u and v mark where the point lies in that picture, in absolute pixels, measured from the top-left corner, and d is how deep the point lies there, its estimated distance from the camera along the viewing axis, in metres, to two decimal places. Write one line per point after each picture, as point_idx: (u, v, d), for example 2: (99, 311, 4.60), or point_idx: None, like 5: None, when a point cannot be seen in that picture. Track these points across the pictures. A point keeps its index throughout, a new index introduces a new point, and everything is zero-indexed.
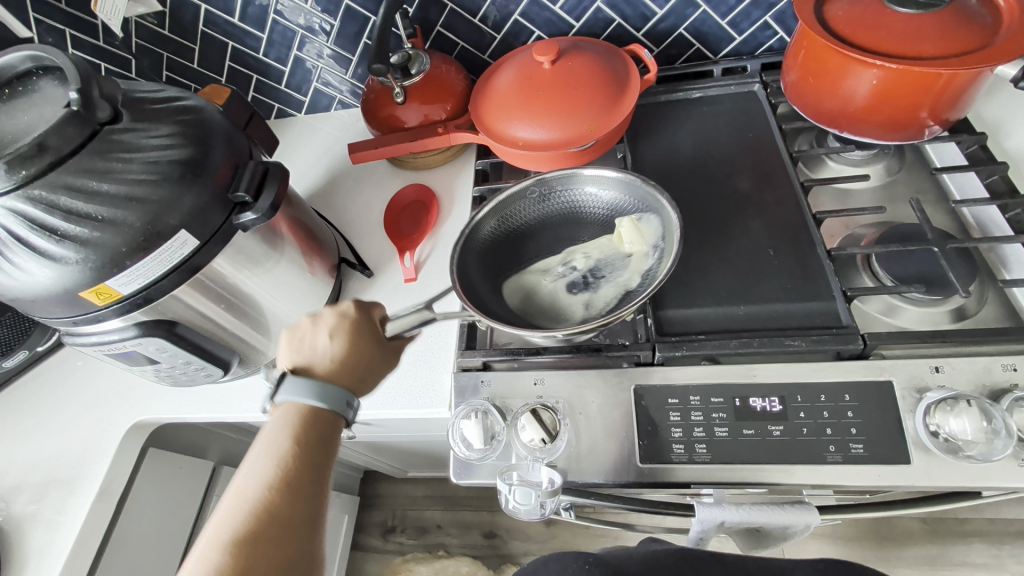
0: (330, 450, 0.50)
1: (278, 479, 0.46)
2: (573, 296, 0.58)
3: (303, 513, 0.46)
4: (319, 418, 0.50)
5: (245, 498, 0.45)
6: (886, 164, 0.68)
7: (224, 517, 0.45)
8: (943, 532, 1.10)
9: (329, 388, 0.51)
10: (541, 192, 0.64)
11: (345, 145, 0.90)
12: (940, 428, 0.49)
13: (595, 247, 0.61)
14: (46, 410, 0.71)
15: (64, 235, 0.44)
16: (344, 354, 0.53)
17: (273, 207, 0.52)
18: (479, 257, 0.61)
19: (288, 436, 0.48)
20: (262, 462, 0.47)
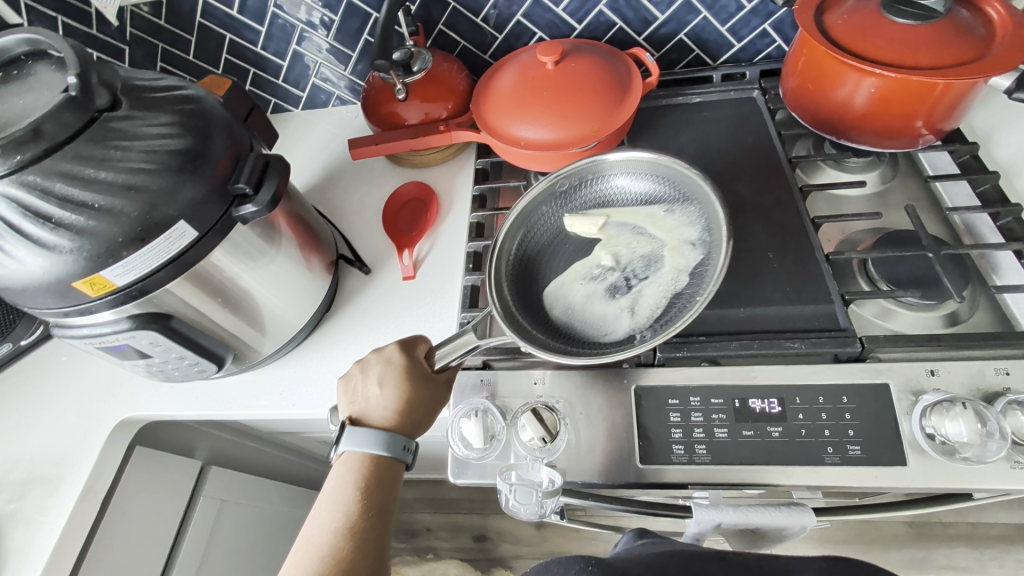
0: (391, 496, 0.50)
1: (344, 526, 0.48)
2: (615, 300, 0.57)
3: (369, 560, 0.47)
4: (379, 466, 0.51)
5: (315, 544, 0.47)
6: (882, 171, 0.69)
7: (297, 562, 0.47)
8: (928, 536, 1.12)
9: (388, 437, 0.52)
10: (570, 186, 0.63)
11: (343, 141, 0.89)
12: (935, 430, 0.49)
13: (634, 245, 0.59)
14: (29, 406, 0.69)
15: (59, 223, 0.43)
16: (397, 400, 0.53)
17: (273, 200, 0.51)
18: (514, 261, 0.60)
19: (352, 482, 0.50)
20: (329, 509, 0.49)
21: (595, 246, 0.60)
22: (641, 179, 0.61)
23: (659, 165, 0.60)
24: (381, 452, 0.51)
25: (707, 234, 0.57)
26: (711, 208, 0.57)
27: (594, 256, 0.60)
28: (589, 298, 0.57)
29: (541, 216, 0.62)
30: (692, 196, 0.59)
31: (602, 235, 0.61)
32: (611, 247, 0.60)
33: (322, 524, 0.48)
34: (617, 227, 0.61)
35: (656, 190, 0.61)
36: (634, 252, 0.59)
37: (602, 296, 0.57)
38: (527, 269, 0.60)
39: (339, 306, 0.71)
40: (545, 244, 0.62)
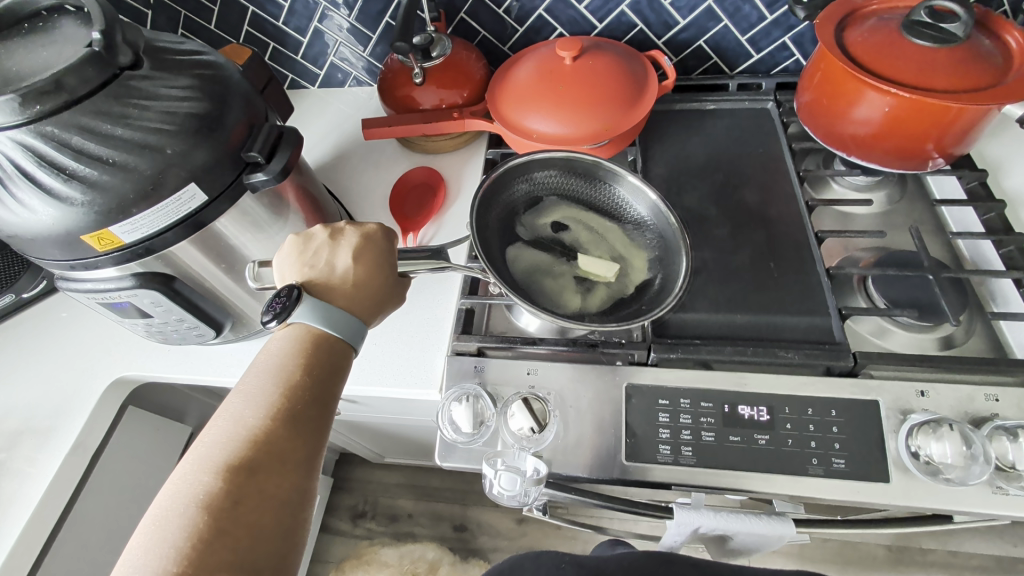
0: (334, 384, 0.49)
1: (280, 407, 0.45)
2: (570, 287, 0.57)
3: (301, 444, 0.44)
4: (328, 341, 0.49)
5: (241, 423, 0.44)
6: (888, 192, 0.70)
7: (220, 434, 0.44)
8: (906, 561, 1.12)
9: (348, 318, 0.51)
10: (579, 173, 0.64)
11: (356, 121, 0.90)
12: (920, 449, 0.50)
13: (599, 249, 0.60)
14: (26, 357, 0.69)
15: (72, 175, 0.43)
16: (361, 275, 0.53)
17: (284, 170, 0.51)
18: (503, 205, 0.61)
19: (296, 363, 0.47)
20: (264, 387, 0.46)
21: (560, 234, 0.61)
22: (626, 197, 0.63)
23: (645, 194, 0.62)
24: (336, 329, 0.50)
25: (664, 266, 0.58)
26: (676, 249, 0.58)
27: (552, 236, 0.61)
28: (545, 274, 0.58)
29: (528, 185, 0.63)
30: (660, 230, 0.61)
31: (572, 227, 0.62)
32: (573, 240, 0.61)
33: (253, 403, 0.45)
34: (587, 228, 0.62)
35: (636, 211, 0.62)
36: (595, 252, 0.60)
37: (555, 279, 0.58)
38: (499, 223, 0.60)
39: None
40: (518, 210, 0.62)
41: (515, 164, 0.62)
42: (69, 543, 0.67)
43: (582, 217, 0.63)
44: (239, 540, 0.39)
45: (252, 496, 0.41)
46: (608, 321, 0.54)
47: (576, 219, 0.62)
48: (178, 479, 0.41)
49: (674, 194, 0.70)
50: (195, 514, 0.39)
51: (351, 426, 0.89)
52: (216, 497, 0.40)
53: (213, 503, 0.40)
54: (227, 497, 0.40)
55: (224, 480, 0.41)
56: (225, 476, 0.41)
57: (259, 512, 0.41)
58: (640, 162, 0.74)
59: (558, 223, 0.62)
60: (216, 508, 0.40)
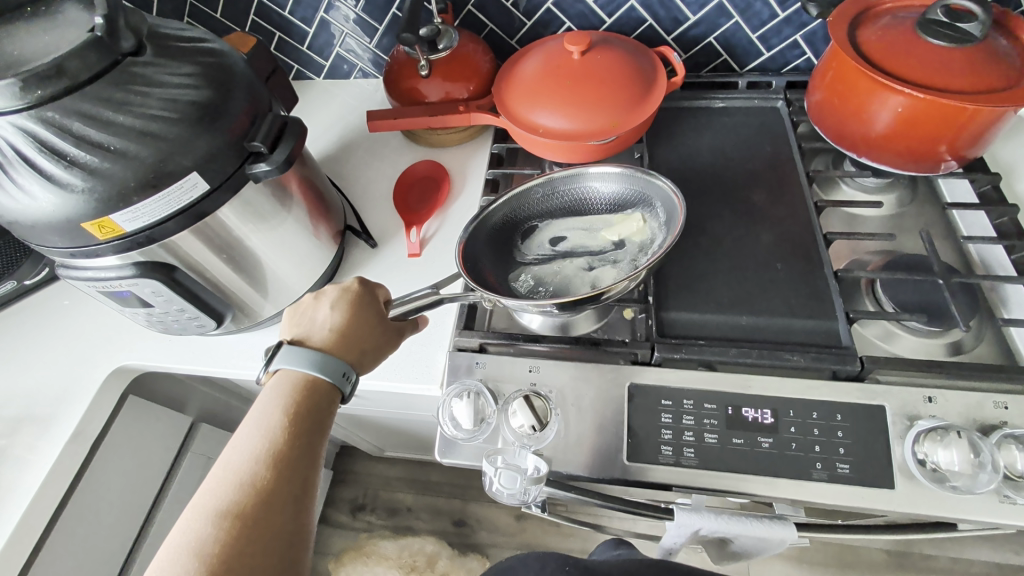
0: (323, 426, 0.49)
1: (270, 455, 0.45)
2: (580, 278, 0.59)
3: (294, 491, 0.44)
4: (314, 387, 0.49)
5: (234, 470, 0.44)
6: (898, 195, 0.69)
7: (212, 488, 0.43)
8: (906, 566, 1.12)
9: (329, 359, 0.51)
10: (548, 188, 0.63)
11: (361, 113, 0.89)
12: (927, 457, 0.49)
13: (601, 238, 0.61)
14: (27, 344, 0.69)
15: (73, 162, 0.43)
16: (343, 323, 0.52)
17: (287, 161, 0.51)
18: (489, 244, 0.61)
19: (283, 411, 0.47)
20: (253, 435, 0.46)
21: (563, 245, 0.62)
22: (599, 182, 0.63)
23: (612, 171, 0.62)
24: (317, 371, 0.50)
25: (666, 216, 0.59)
26: (670, 202, 0.59)
27: (554, 250, 0.62)
28: (559, 285, 0.59)
29: (508, 218, 0.62)
30: (644, 196, 0.61)
31: (571, 237, 0.62)
32: (572, 244, 0.61)
33: (244, 453, 0.45)
34: (583, 228, 0.62)
35: (611, 190, 0.62)
36: (593, 245, 0.61)
37: (570, 282, 0.59)
38: (495, 253, 0.60)
39: (343, 276, 0.71)
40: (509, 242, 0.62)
41: (484, 213, 0.60)
42: (68, 530, 0.67)
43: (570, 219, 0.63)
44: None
45: (251, 549, 0.41)
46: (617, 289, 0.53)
47: (566, 225, 0.63)
48: (176, 530, 0.42)
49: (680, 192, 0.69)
50: (194, 566, 0.39)
51: (351, 420, 0.89)
52: (214, 553, 0.40)
53: (210, 553, 0.40)
54: (224, 545, 0.40)
55: (221, 535, 0.41)
56: (222, 532, 0.41)
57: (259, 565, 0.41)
58: (646, 160, 0.73)
59: (552, 236, 0.62)
60: (213, 558, 0.40)
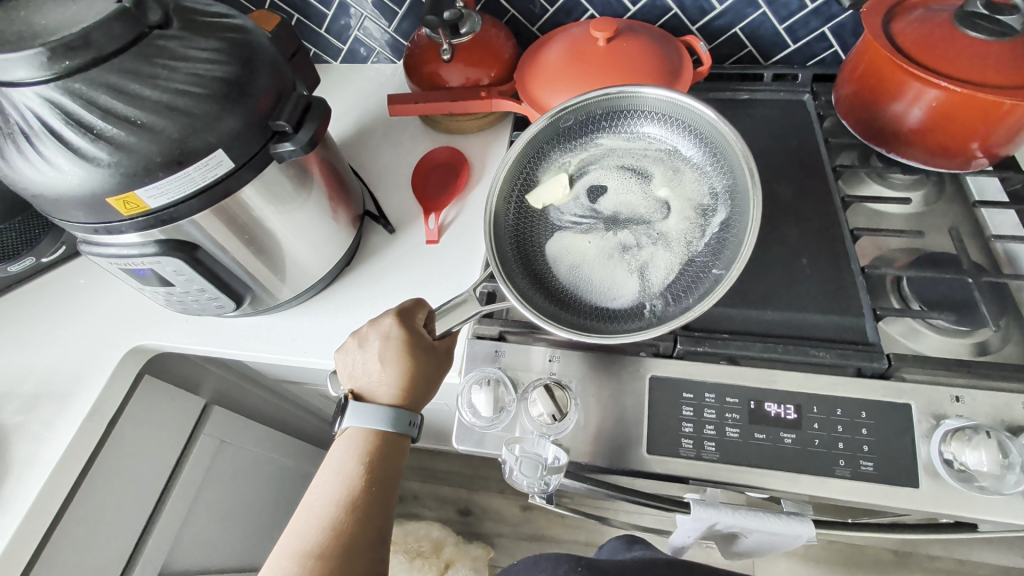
0: (394, 474, 0.50)
1: (347, 502, 0.47)
2: (618, 263, 0.55)
3: (369, 539, 0.46)
4: (384, 442, 0.50)
5: (315, 517, 0.47)
6: (925, 192, 0.67)
7: (298, 532, 0.46)
8: (912, 566, 1.12)
9: (395, 414, 0.51)
10: (591, 119, 0.60)
11: (379, 98, 0.88)
12: (954, 457, 0.48)
13: (642, 199, 0.58)
14: (43, 322, 0.69)
15: (99, 135, 0.42)
16: (404, 379, 0.51)
17: (312, 142, 0.50)
18: (518, 194, 0.59)
19: (358, 459, 0.49)
20: (332, 481, 0.48)
21: (600, 198, 0.59)
22: (655, 127, 0.59)
23: (676, 116, 0.58)
24: (382, 425, 0.51)
25: (728, 189, 0.56)
26: (737, 171, 0.55)
27: (593, 207, 0.59)
28: (594, 259, 0.56)
29: (547, 160, 0.60)
30: (709, 153, 0.57)
31: (610, 186, 0.59)
32: (615, 202, 0.58)
33: (324, 498, 0.48)
34: (624, 178, 0.59)
35: (670, 140, 0.59)
36: (639, 208, 0.58)
37: (608, 255, 0.56)
38: (524, 210, 0.59)
39: (360, 261, 0.70)
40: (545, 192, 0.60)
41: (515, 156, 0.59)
42: (85, 508, 0.68)
43: (618, 169, 0.59)
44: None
45: None
46: (672, 310, 0.53)
47: (612, 175, 0.59)
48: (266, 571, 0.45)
49: None
50: None
51: None
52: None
53: None
54: None
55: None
56: None
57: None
58: None
59: (593, 188, 0.59)
60: None
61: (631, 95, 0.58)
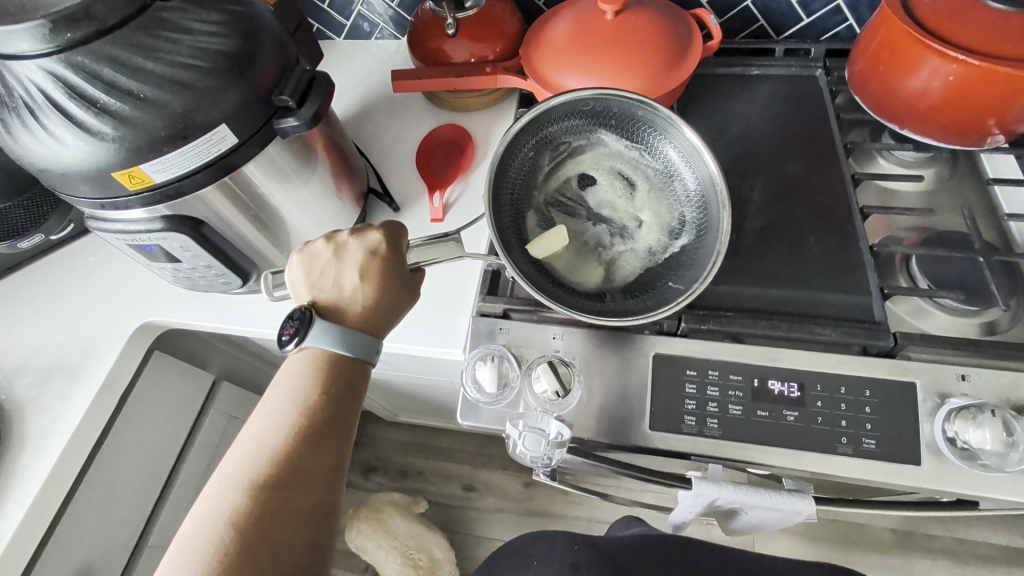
0: (352, 402, 0.49)
1: (301, 427, 0.46)
2: (585, 256, 0.56)
3: (323, 465, 0.46)
4: (348, 361, 0.50)
5: (267, 444, 0.45)
6: (938, 170, 0.66)
7: (246, 457, 0.45)
8: (911, 544, 1.13)
9: (361, 337, 0.51)
10: (619, 113, 0.58)
11: (382, 74, 0.87)
12: (957, 435, 0.49)
13: (622, 206, 0.59)
14: (54, 298, 0.70)
15: (103, 109, 0.42)
16: (376, 295, 0.52)
17: (315, 117, 0.50)
18: (529, 156, 0.58)
19: (314, 384, 0.48)
20: (284, 407, 0.47)
21: (586, 189, 0.59)
22: (670, 148, 0.57)
23: (695, 150, 0.56)
24: (347, 349, 0.50)
25: (698, 225, 0.56)
26: (713, 214, 0.55)
27: (578, 194, 0.59)
28: (561, 245, 0.57)
29: (559, 131, 0.59)
30: (701, 191, 0.56)
31: (600, 181, 0.59)
32: (599, 198, 0.59)
33: (276, 423, 0.46)
34: (617, 179, 0.59)
35: (677, 166, 0.57)
36: (619, 212, 0.58)
37: (576, 245, 0.57)
38: (524, 175, 0.58)
39: None
40: (545, 164, 0.59)
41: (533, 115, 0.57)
42: (102, 478, 0.70)
43: (616, 167, 0.59)
44: (270, 563, 0.41)
45: (281, 521, 0.43)
46: (629, 305, 0.53)
47: (609, 172, 0.59)
48: (211, 495, 0.44)
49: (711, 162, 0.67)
50: (226, 534, 0.41)
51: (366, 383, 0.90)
52: (243, 519, 0.42)
53: (241, 522, 0.42)
54: (255, 515, 0.42)
55: (249, 504, 0.43)
56: (254, 504, 0.42)
57: (286, 533, 0.43)
58: None
59: (586, 176, 0.60)
60: (244, 528, 0.42)
61: (662, 112, 0.56)
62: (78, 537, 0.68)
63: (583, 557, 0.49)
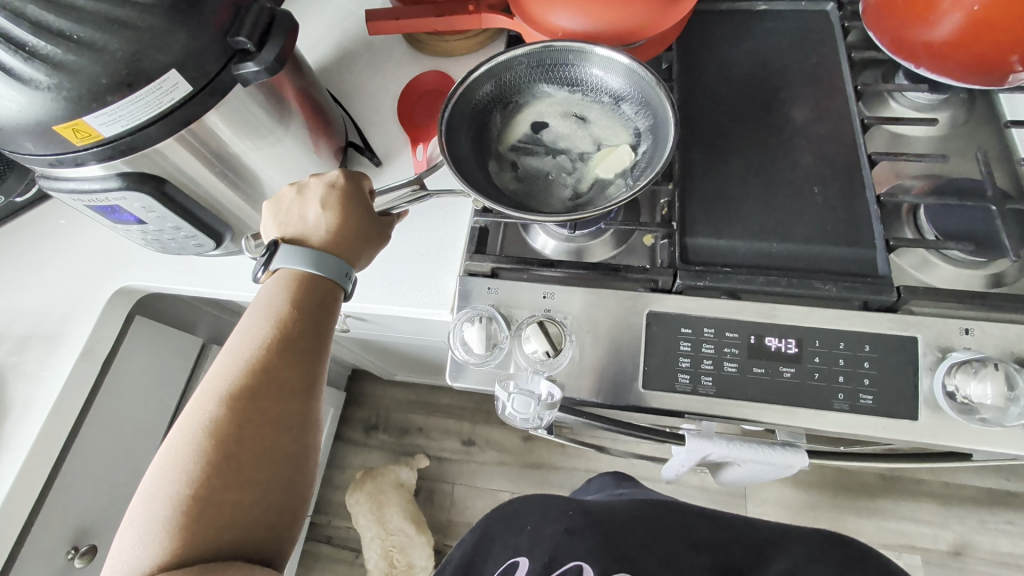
0: (325, 316, 0.49)
1: (274, 338, 0.46)
2: (555, 193, 0.55)
3: (297, 373, 0.46)
4: (317, 283, 0.49)
5: (240, 356, 0.46)
6: (953, 113, 0.62)
7: (221, 370, 0.46)
8: (898, 489, 1.16)
9: (327, 257, 0.50)
10: (547, 61, 0.57)
11: (358, 15, 0.80)
12: (957, 389, 0.47)
13: (579, 138, 0.56)
14: (26, 263, 0.68)
15: (33, 53, 0.38)
16: (340, 225, 0.51)
17: (278, 61, 0.45)
18: (472, 116, 0.56)
19: (284, 296, 0.48)
20: (256, 322, 0.47)
21: (540, 134, 0.57)
22: (602, 75, 0.56)
23: (621, 65, 0.55)
24: (319, 271, 0.49)
25: (651, 129, 0.55)
26: (660, 111, 0.54)
27: (533, 135, 0.57)
28: (530, 185, 0.55)
29: (499, 90, 0.57)
30: (640, 97, 0.55)
31: (552, 123, 0.57)
32: (554, 135, 0.57)
33: (249, 337, 0.47)
34: (566, 118, 0.57)
35: (613, 86, 0.56)
36: (577, 146, 0.56)
37: (546, 185, 0.55)
38: (474, 132, 0.56)
39: None
40: (495, 119, 0.57)
41: (469, 80, 0.55)
42: (93, 443, 0.70)
43: (560, 107, 0.57)
44: (248, 464, 0.43)
45: (256, 428, 0.44)
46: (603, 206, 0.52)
47: (556, 115, 0.57)
48: (190, 406, 0.45)
49: (710, 107, 0.62)
50: (202, 441, 0.42)
51: (360, 343, 0.89)
52: (220, 424, 0.43)
53: (217, 431, 0.43)
54: (232, 422, 0.43)
55: (226, 409, 0.43)
56: (228, 412, 0.43)
57: (265, 440, 0.44)
58: (676, 72, 0.65)
59: (535, 118, 0.57)
60: (220, 436, 0.43)
61: (579, 46, 0.55)
62: (72, 500, 0.69)
63: (577, 523, 0.60)
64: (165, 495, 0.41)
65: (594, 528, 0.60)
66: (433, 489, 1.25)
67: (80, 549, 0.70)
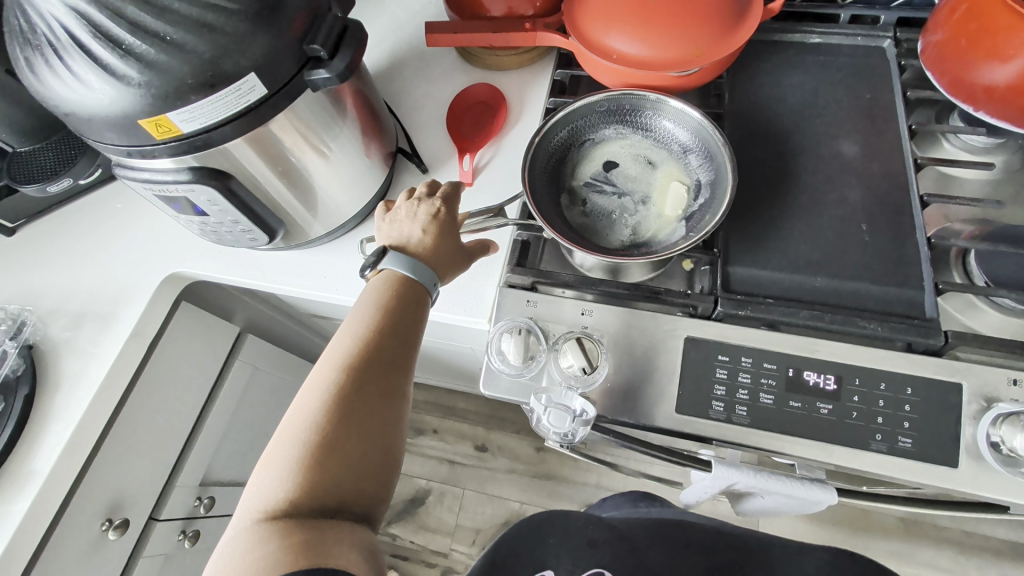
0: (419, 319, 0.50)
1: (379, 332, 0.47)
2: (617, 231, 0.57)
3: (400, 365, 0.48)
4: (412, 292, 0.51)
5: (349, 346, 0.47)
6: (1006, 159, 0.61)
7: (330, 358, 0.47)
8: (917, 534, 1.13)
9: (427, 270, 0.52)
10: (623, 108, 0.61)
11: (412, 25, 0.82)
12: (1003, 441, 0.47)
13: (646, 180, 0.59)
14: (85, 243, 0.71)
15: (129, 51, 0.40)
16: (443, 242, 0.53)
17: (348, 69, 0.47)
18: (548, 155, 0.59)
19: (389, 287, 0.50)
20: (363, 315, 0.48)
21: (610, 174, 0.59)
22: (672, 126, 0.60)
23: (691, 118, 0.59)
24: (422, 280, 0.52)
25: (711, 182, 0.57)
26: (720, 167, 0.56)
27: (603, 174, 0.59)
28: (595, 222, 0.57)
29: (576, 130, 0.61)
30: (706, 150, 0.58)
31: (621, 165, 0.60)
32: (621, 175, 0.59)
33: (357, 328, 0.48)
34: (636, 160, 0.60)
35: (680, 136, 0.59)
36: (642, 187, 0.58)
37: (611, 222, 0.57)
38: (548, 169, 0.59)
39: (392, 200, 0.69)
40: (568, 158, 0.60)
41: (550, 121, 0.59)
42: (134, 421, 0.72)
43: (630, 150, 0.60)
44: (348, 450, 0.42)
45: (358, 417, 0.44)
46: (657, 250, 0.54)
47: (627, 158, 0.60)
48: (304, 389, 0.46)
49: (758, 136, 0.62)
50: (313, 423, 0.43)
51: None
52: (331, 408, 0.43)
53: (328, 414, 0.43)
54: (341, 406, 0.44)
55: (337, 393, 0.44)
56: (338, 397, 0.44)
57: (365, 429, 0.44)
58: (725, 100, 0.65)
59: (606, 158, 0.60)
60: (330, 419, 0.43)
61: (655, 97, 0.59)
62: (109, 475, 0.71)
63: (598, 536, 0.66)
64: (276, 476, 0.41)
65: (616, 542, 0.65)
66: (443, 492, 1.26)
67: (114, 521, 0.73)
